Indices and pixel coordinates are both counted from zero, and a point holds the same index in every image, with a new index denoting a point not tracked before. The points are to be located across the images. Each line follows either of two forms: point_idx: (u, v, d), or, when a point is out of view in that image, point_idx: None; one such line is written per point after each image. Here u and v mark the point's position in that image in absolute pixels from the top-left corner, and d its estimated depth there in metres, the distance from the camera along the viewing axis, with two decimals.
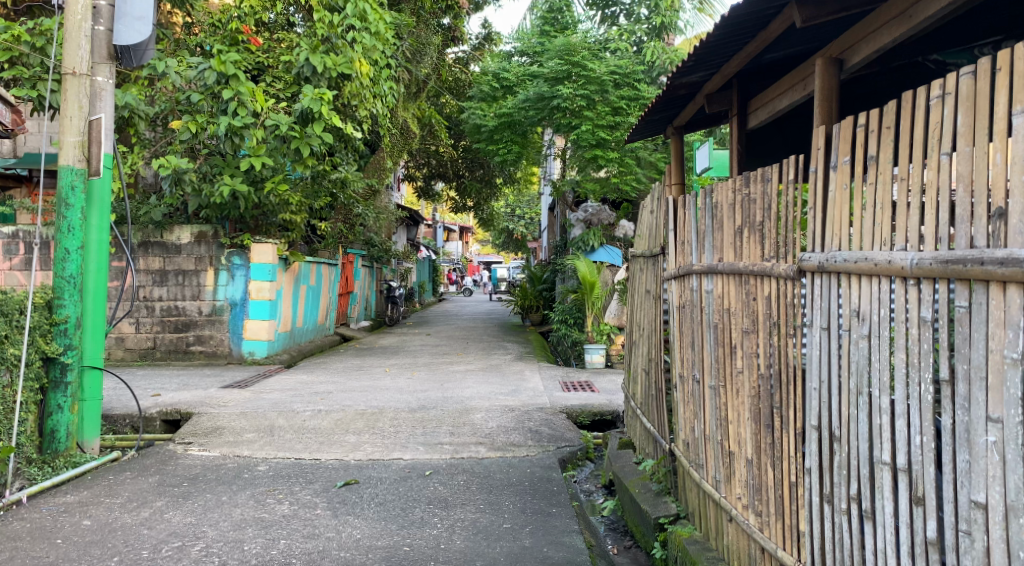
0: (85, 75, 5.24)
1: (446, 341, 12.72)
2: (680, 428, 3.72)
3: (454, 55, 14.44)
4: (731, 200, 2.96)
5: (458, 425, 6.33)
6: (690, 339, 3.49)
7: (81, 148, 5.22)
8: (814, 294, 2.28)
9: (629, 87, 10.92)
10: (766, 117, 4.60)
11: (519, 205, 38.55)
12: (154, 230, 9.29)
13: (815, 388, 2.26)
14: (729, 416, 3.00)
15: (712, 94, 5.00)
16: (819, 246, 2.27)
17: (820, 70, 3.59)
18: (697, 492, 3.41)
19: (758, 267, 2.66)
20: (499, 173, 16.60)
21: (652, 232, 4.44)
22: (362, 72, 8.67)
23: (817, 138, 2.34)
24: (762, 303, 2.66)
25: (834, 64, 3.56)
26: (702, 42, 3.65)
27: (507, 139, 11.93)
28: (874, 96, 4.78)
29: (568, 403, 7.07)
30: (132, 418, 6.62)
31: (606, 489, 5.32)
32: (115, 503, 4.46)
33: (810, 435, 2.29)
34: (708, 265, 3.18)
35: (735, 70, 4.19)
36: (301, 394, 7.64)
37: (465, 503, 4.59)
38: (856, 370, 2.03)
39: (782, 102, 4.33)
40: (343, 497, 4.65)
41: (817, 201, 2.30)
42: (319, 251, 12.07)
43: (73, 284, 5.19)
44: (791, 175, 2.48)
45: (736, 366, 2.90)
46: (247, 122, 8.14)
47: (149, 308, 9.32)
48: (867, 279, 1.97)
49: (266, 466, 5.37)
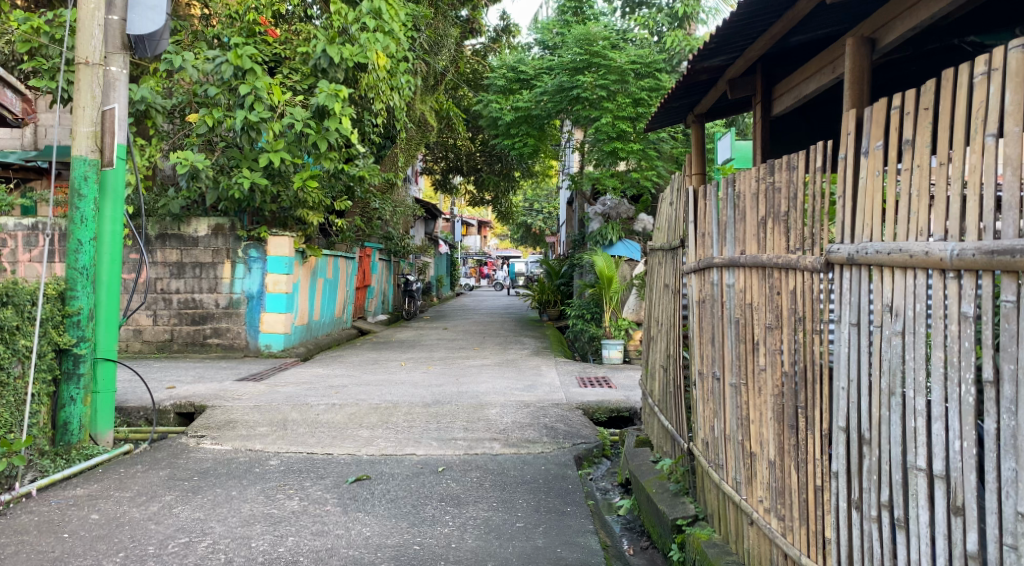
0: (98, 65, 5.15)
1: (463, 335, 12.63)
2: (699, 427, 3.61)
3: (471, 47, 14.38)
4: (754, 189, 2.84)
5: (472, 421, 6.23)
6: (710, 335, 3.37)
7: (93, 139, 5.15)
8: (842, 288, 2.15)
9: (650, 78, 10.75)
10: (794, 102, 4.46)
11: (538, 199, 38.49)
12: (171, 222, 9.26)
13: (844, 387, 2.14)
14: (751, 415, 2.89)
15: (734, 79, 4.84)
16: (849, 237, 2.15)
17: (850, 50, 3.41)
18: (717, 493, 3.30)
19: (783, 259, 2.54)
20: (517, 166, 16.48)
21: (671, 224, 4.31)
22: (379, 64, 8.53)
23: (847, 122, 2.22)
24: (787, 297, 2.54)
25: (866, 43, 3.39)
26: (724, 20, 3.51)
27: (524, 133, 11.80)
28: (908, 77, 4.64)
29: (585, 399, 6.95)
30: (147, 411, 6.59)
31: (623, 488, 5.20)
32: (124, 497, 4.41)
33: (838, 437, 2.16)
34: (729, 258, 3.06)
35: (758, 54, 4.05)
36: (316, 388, 7.58)
37: (478, 500, 4.50)
38: (889, 369, 1.90)
39: (809, 87, 4.20)
40: (354, 493, 4.58)
41: (845, 189, 2.17)
42: (335, 244, 12.02)
43: (86, 275, 5.13)
44: (819, 162, 2.36)
45: (758, 363, 2.78)
46: (264, 117, 8.01)
47: (167, 300, 9.32)
48: (901, 271, 1.85)
49: (278, 461, 5.31)
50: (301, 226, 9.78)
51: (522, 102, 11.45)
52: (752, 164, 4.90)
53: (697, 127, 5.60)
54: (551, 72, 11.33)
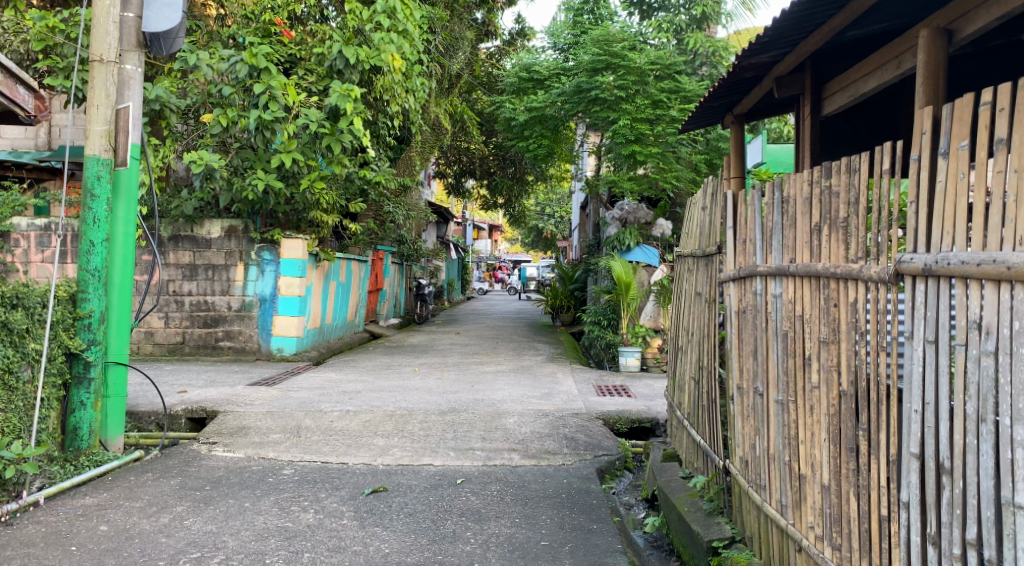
0: (112, 62, 5.05)
1: (476, 341, 12.45)
2: (737, 444, 3.44)
3: (486, 51, 14.24)
4: (807, 194, 2.66)
5: (490, 430, 6.06)
6: (752, 348, 3.20)
7: (107, 138, 5.03)
8: (913, 301, 1.99)
9: (669, 80, 10.52)
10: (848, 100, 4.27)
11: (549, 203, 38.28)
12: (185, 223, 9.14)
13: (916, 410, 1.98)
14: (800, 435, 2.71)
15: (781, 77, 4.69)
16: (923, 245, 1.98)
17: (925, 42, 3.27)
18: (757, 515, 3.13)
19: (842, 269, 2.37)
20: (531, 170, 16.32)
21: (705, 230, 4.13)
22: (395, 67, 8.34)
23: (918, 120, 2.05)
24: (846, 310, 2.37)
25: (942, 35, 3.25)
26: (785, 9, 3.32)
27: (537, 135, 11.59)
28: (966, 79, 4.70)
29: (604, 409, 6.76)
30: (158, 416, 6.46)
31: (647, 503, 5.02)
32: (134, 507, 4.26)
33: (909, 464, 2.00)
34: (777, 266, 2.89)
35: (813, 49, 3.88)
36: (329, 393, 7.43)
37: (499, 516, 4.32)
38: (978, 393, 1.76)
39: (867, 85, 4.04)
40: (371, 506, 4.41)
41: (915, 191, 2.02)
42: (348, 247, 11.89)
43: (97, 277, 5.00)
44: (887, 164, 2.18)
45: (810, 380, 2.61)
46: (278, 116, 7.85)
47: (178, 303, 9.19)
48: (995, 284, 1.71)
49: (292, 470, 5.15)
50: (315, 229, 9.66)
51: (536, 102, 11.24)
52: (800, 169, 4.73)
53: (738, 127, 5.44)
54: (568, 73, 11.15)
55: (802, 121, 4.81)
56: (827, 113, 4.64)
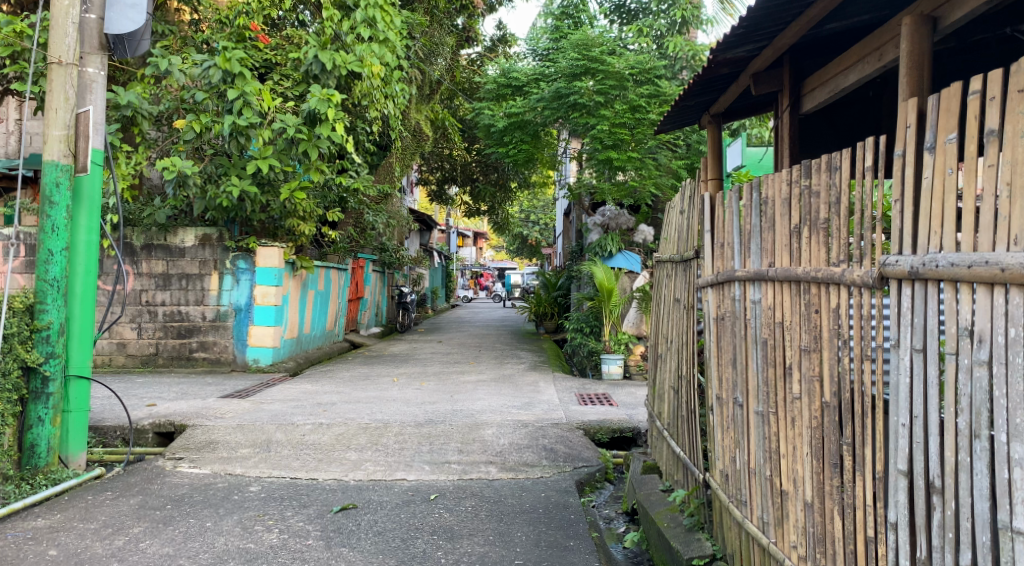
0: (72, 64, 4.80)
1: (458, 349, 12.27)
2: (717, 456, 3.29)
3: (466, 57, 14.11)
4: (786, 194, 2.52)
5: (467, 442, 5.88)
6: (730, 356, 3.06)
7: (67, 142, 4.79)
8: (899, 307, 1.85)
9: (649, 84, 10.40)
10: (828, 95, 4.15)
11: (533, 210, 38.12)
12: (157, 232, 8.92)
13: (904, 424, 1.83)
14: (782, 449, 2.56)
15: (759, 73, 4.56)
16: (908, 248, 1.84)
17: (908, 30, 3.15)
18: (738, 532, 2.98)
19: (823, 273, 2.23)
20: (513, 177, 16.18)
21: (683, 234, 3.99)
22: (374, 73, 8.03)
23: (903, 113, 1.90)
24: (828, 317, 2.22)
25: (926, 22, 3.12)
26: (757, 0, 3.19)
27: (517, 140, 11.43)
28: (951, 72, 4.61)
29: (585, 418, 6.60)
30: (124, 430, 6.23)
31: (628, 516, 4.86)
32: (88, 530, 4.06)
33: (897, 482, 1.85)
34: (754, 271, 2.75)
35: (791, 42, 3.76)
36: (304, 405, 7.23)
37: (473, 533, 4.15)
38: (971, 407, 1.62)
39: (847, 79, 3.92)
40: (339, 525, 4.22)
41: (900, 188, 1.88)
42: (327, 255, 11.70)
43: (56, 287, 4.77)
44: (869, 161, 2.04)
45: (791, 391, 2.47)
46: (253, 123, 7.56)
47: (152, 313, 8.96)
48: (987, 287, 1.57)
49: (259, 487, 4.95)
50: (292, 236, 9.45)
51: (515, 107, 11.08)
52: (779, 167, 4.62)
53: (715, 127, 5.33)
54: (546, 79, 11.01)
55: (781, 119, 4.70)
56: (805, 110, 4.52)
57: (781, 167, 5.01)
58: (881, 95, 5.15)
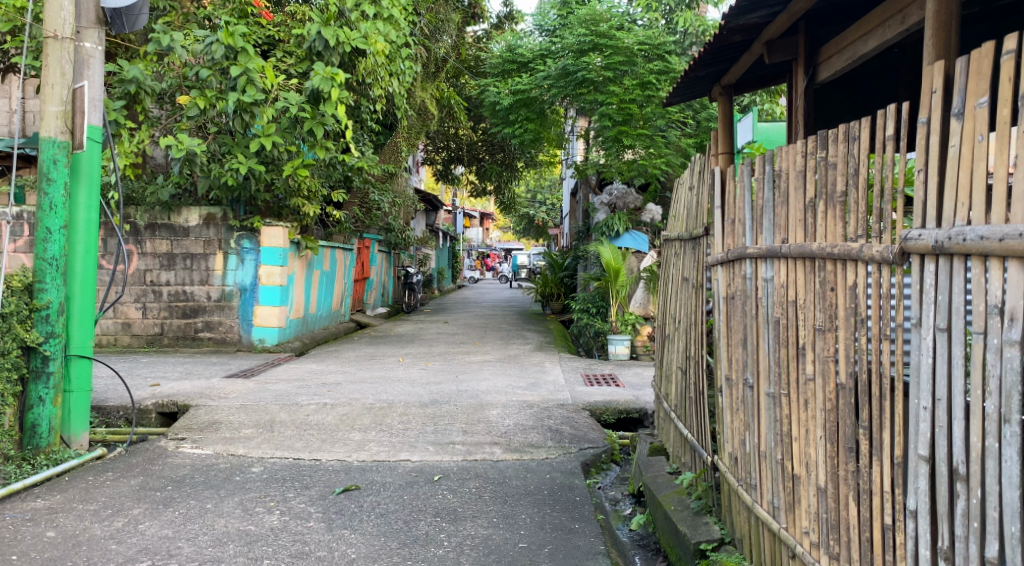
0: (68, 38, 4.70)
1: (464, 330, 12.21)
2: (726, 439, 3.21)
3: (472, 33, 14.00)
4: (801, 167, 2.41)
5: (472, 423, 5.81)
6: (741, 336, 2.96)
7: (64, 118, 4.69)
8: (922, 284, 1.75)
9: (659, 60, 10.19)
10: (847, 62, 4.02)
11: (541, 190, 38.03)
12: (162, 211, 8.85)
13: (925, 407, 1.74)
14: (794, 432, 2.48)
15: (773, 40, 4.43)
16: (932, 221, 1.74)
17: None
18: (748, 517, 2.91)
19: (840, 249, 2.13)
20: (520, 157, 16.01)
21: (692, 211, 3.88)
22: (377, 50, 7.92)
23: (928, 77, 1.79)
24: (844, 295, 2.13)
25: None
26: None
27: (523, 118, 11.26)
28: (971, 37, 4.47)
29: (591, 399, 6.53)
30: (127, 410, 6.18)
31: (634, 498, 4.80)
32: (87, 511, 4.01)
33: (917, 468, 1.76)
34: (767, 248, 2.65)
35: (807, 6, 3.64)
36: (308, 385, 7.18)
37: (476, 515, 4.08)
38: (1000, 390, 1.52)
39: (868, 44, 3.77)
40: (341, 507, 4.16)
41: (923, 157, 1.78)
42: (333, 235, 11.64)
43: (55, 267, 4.67)
44: (889, 131, 1.93)
45: (804, 372, 2.38)
46: (258, 100, 7.47)
47: (157, 293, 8.91)
48: (1020, 263, 1.47)
49: (260, 468, 4.89)
50: (297, 215, 9.35)
51: (522, 84, 10.91)
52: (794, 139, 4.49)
53: (725, 99, 5.22)
54: (553, 55, 10.87)
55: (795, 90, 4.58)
56: (822, 79, 4.40)
57: (794, 138, 4.90)
58: (898, 64, 5.03)
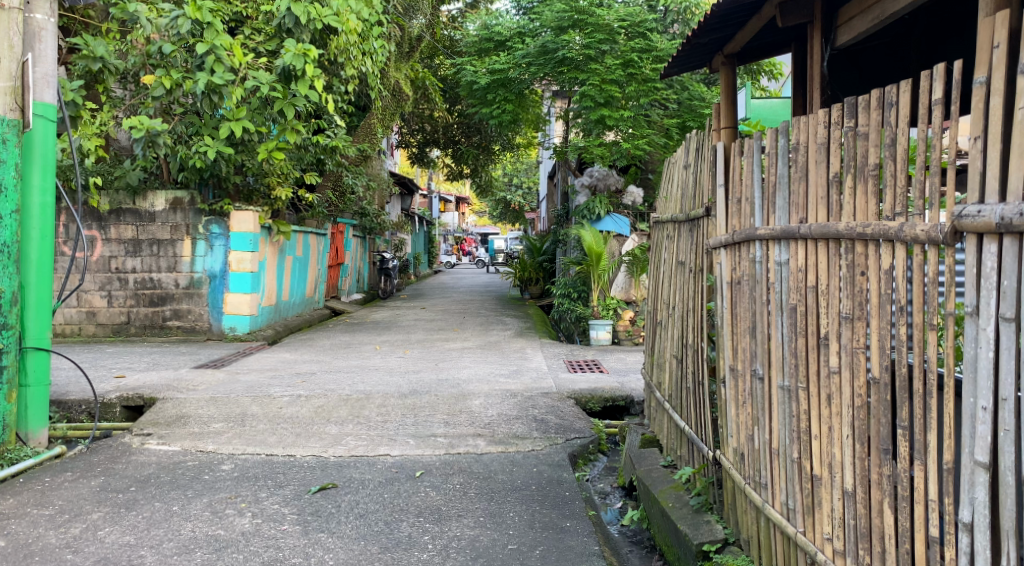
0: (16, 8, 4.33)
1: (442, 316, 11.96)
2: (729, 432, 2.99)
3: (446, 12, 13.66)
4: (824, 138, 2.19)
5: (453, 414, 5.58)
6: (748, 322, 2.75)
7: (13, 95, 4.34)
8: (981, 268, 1.55)
9: (640, 38, 9.94)
10: (873, 21, 3.79)
11: (517, 174, 37.68)
12: (127, 196, 8.47)
13: (984, 408, 1.54)
14: (813, 430, 2.27)
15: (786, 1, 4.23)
16: (994, 197, 1.53)
17: None
18: (756, 518, 2.69)
19: (874, 229, 1.90)
20: (497, 139, 15.69)
21: (688, 191, 3.67)
22: (349, 28, 7.60)
23: (987, 30, 1.58)
24: (878, 280, 1.91)
25: None
26: None
27: (501, 99, 10.84)
28: None
29: (575, 387, 6.31)
30: (89, 404, 5.87)
31: (624, 492, 4.59)
32: (42, 516, 3.73)
33: (974, 475, 1.57)
34: (781, 229, 2.42)
35: None
36: (281, 376, 6.89)
37: (461, 514, 3.86)
38: None
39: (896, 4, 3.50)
40: (317, 507, 3.91)
41: (981, 123, 1.57)
42: (306, 220, 11.30)
43: (8, 254, 4.34)
44: (937, 94, 1.70)
45: (827, 364, 2.17)
46: (226, 80, 6.98)
47: (122, 280, 8.55)
48: None
49: (231, 466, 4.62)
50: (268, 199, 9.04)
51: (499, 63, 10.60)
52: (809, 109, 4.25)
53: (729, 69, 5.00)
54: (531, 33, 10.57)
55: (811, 57, 4.33)
56: (842, 44, 4.17)
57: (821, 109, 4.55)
58: (915, 30, 4.79)
